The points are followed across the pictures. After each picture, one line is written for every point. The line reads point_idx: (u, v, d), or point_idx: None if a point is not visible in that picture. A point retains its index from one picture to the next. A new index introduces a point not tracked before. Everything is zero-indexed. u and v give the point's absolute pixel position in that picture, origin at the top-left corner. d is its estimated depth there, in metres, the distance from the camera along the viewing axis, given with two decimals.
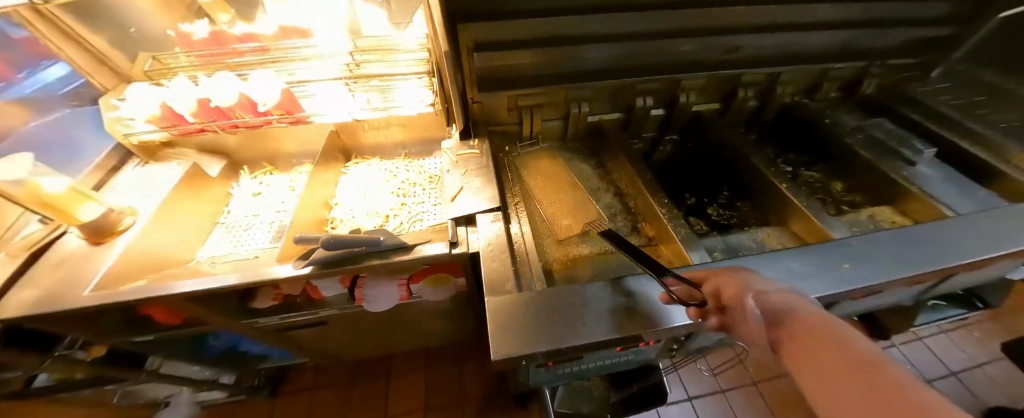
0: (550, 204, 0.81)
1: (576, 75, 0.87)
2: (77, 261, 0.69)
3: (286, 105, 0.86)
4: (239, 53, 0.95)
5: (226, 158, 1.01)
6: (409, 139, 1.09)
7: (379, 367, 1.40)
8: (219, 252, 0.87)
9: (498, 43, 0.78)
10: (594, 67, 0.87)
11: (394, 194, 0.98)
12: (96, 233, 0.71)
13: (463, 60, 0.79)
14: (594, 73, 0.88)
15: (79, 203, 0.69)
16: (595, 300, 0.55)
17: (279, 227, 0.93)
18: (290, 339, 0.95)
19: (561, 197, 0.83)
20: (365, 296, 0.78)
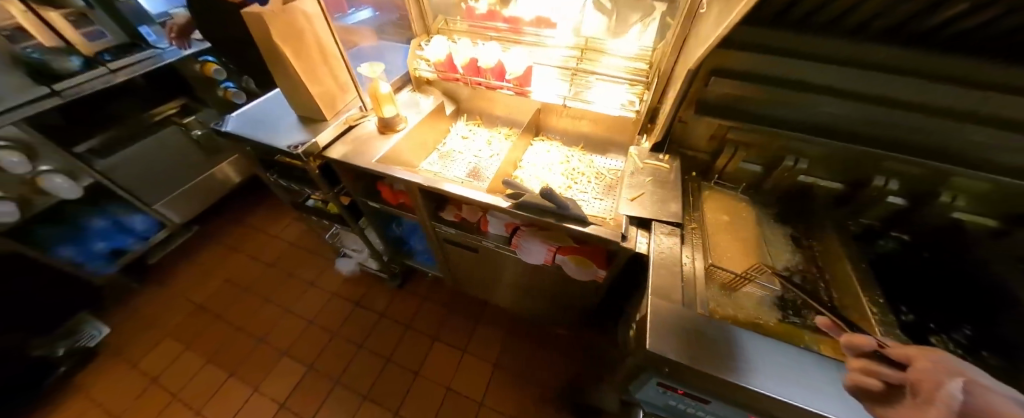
0: (724, 252, 0.77)
1: (807, 128, 0.79)
2: (367, 140, 1.00)
3: (523, 78, 1.04)
4: (498, 30, 1.21)
5: (456, 104, 1.29)
6: (593, 134, 1.16)
7: (474, 308, 1.60)
8: (433, 168, 1.16)
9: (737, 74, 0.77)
10: (838, 126, 0.77)
11: (563, 176, 1.07)
12: (386, 126, 1.01)
13: (694, 84, 0.81)
14: (834, 134, 0.78)
15: (389, 104, 0.98)
16: (771, 356, 0.52)
17: (473, 167, 1.17)
18: (442, 250, 1.20)
19: (740, 244, 0.79)
20: (520, 245, 0.92)
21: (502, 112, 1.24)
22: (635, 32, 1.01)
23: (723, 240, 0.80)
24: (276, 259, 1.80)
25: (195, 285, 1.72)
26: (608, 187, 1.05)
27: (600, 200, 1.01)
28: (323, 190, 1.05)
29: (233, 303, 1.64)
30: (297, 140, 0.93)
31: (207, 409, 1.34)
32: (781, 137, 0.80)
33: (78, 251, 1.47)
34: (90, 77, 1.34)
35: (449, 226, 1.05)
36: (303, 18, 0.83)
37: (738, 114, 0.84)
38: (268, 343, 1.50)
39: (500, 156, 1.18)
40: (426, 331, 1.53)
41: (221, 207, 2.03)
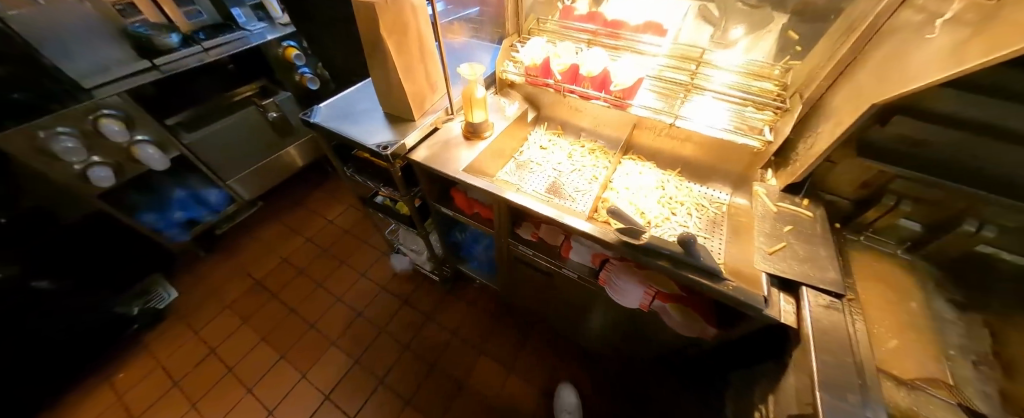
0: (887, 340, 0.65)
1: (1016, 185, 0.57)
2: (452, 146, 0.94)
3: (628, 91, 0.92)
4: (594, 33, 1.10)
5: (537, 110, 1.19)
6: (695, 159, 1.01)
7: (522, 325, 1.50)
8: (510, 179, 1.07)
9: (935, 113, 0.59)
10: None
11: (659, 205, 0.95)
12: (474, 132, 0.95)
13: (862, 122, 0.65)
14: None
15: (480, 109, 0.91)
16: None
17: (551, 182, 1.06)
18: (509, 267, 1.11)
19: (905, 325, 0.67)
20: (610, 282, 0.80)
21: (589, 123, 1.12)
22: (756, 45, 0.92)
23: (891, 334, 0.66)
24: (331, 245, 1.82)
25: (255, 261, 1.77)
26: (713, 222, 0.92)
27: (706, 237, 0.87)
28: (400, 192, 1.00)
29: (288, 284, 1.67)
30: (384, 139, 0.88)
31: (257, 388, 1.36)
32: (970, 195, 0.59)
33: (159, 218, 1.55)
34: (187, 54, 1.39)
35: (527, 247, 0.96)
36: (410, 11, 0.77)
37: (897, 158, 0.66)
38: (318, 330, 1.51)
39: (583, 172, 1.07)
40: (471, 342, 1.46)
41: (284, 187, 2.10)
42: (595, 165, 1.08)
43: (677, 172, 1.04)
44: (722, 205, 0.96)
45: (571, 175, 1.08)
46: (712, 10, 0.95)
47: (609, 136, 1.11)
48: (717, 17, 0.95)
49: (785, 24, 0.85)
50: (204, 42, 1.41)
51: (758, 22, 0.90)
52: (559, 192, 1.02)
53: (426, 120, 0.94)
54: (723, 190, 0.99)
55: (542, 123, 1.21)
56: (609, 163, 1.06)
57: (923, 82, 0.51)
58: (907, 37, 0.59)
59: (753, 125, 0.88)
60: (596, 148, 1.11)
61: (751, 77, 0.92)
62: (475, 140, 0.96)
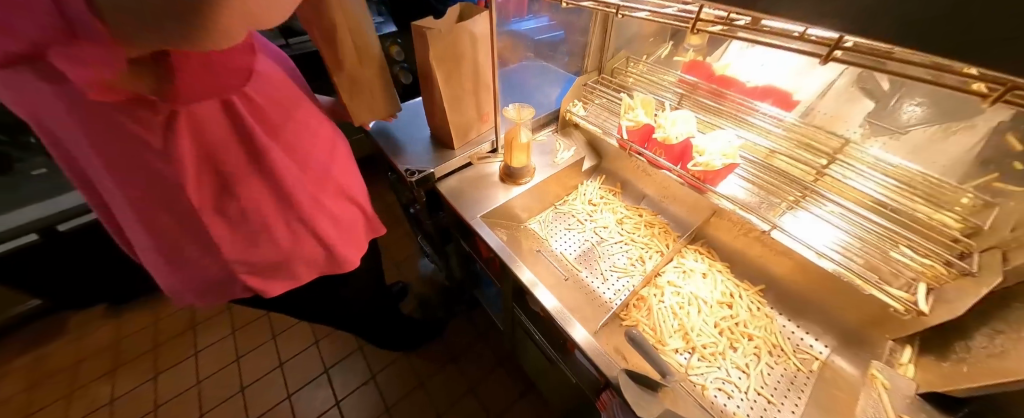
0: None
1: None
2: (485, 185, 0.87)
3: (713, 175, 0.69)
4: (692, 87, 0.90)
5: (598, 160, 1.03)
6: (790, 282, 0.74)
7: (522, 379, 1.35)
8: (544, 232, 0.93)
9: None
10: None
11: (715, 329, 0.72)
12: (511, 175, 0.86)
13: None
14: None
15: (522, 154, 0.81)
16: None
17: (587, 249, 0.89)
18: (514, 327, 0.99)
19: None
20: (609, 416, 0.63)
21: (657, 192, 0.93)
22: (945, 143, 0.63)
23: None
24: None
25: None
26: (792, 381, 0.67)
27: (771, 403, 0.64)
28: (425, 214, 0.95)
29: None
30: (418, 163, 0.85)
31: (279, 339, 1.51)
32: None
33: None
34: (312, 36, 1.62)
35: (533, 321, 0.83)
36: (468, 40, 0.70)
37: None
38: None
39: (630, 249, 0.88)
40: (466, 376, 1.38)
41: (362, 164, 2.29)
42: (646, 244, 0.87)
43: (758, 290, 0.78)
44: (812, 360, 0.69)
45: (615, 246, 0.89)
46: (877, 85, 0.69)
47: (678, 215, 0.90)
48: (884, 90, 0.68)
49: (997, 127, 0.56)
50: None
51: (947, 114, 0.62)
52: (591, 266, 0.85)
53: (465, 152, 0.88)
54: (818, 340, 0.71)
55: (601, 175, 1.03)
56: (664, 249, 0.85)
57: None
58: None
59: (896, 272, 0.59)
60: (655, 223, 0.91)
61: (916, 198, 0.64)
62: (510, 184, 0.86)
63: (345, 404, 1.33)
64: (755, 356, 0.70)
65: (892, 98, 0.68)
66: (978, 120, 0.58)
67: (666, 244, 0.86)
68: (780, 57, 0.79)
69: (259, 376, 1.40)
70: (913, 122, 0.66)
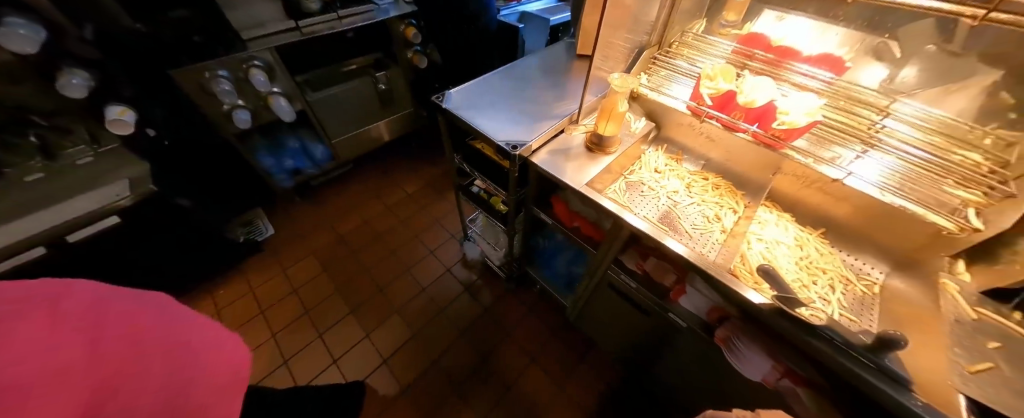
0: None
1: None
2: (576, 155, 0.92)
3: (794, 133, 0.78)
4: (750, 57, 0.99)
5: (659, 131, 1.11)
6: (846, 222, 0.87)
7: (580, 345, 1.44)
8: (622, 199, 1.00)
9: None
10: None
11: (796, 266, 0.84)
12: (600, 145, 0.91)
13: None
14: None
15: (615, 123, 0.87)
16: None
17: (666, 211, 0.98)
18: (596, 290, 1.06)
19: None
20: (731, 343, 0.72)
21: (718, 155, 1.02)
22: (950, 99, 0.79)
23: None
24: (404, 217, 1.89)
25: (338, 218, 1.90)
26: (865, 301, 0.80)
27: (852, 318, 0.76)
28: (509, 190, 0.98)
29: (366, 244, 1.77)
30: (510, 139, 0.88)
31: (326, 337, 1.45)
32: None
33: (275, 163, 1.73)
34: (323, 20, 1.53)
35: (631, 277, 0.90)
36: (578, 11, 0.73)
37: None
38: (385, 295, 1.58)
39: (704, 209, 0.97)
40: (525, 347, 1.44)
41: (372, 156, 2.21)
42: (717, 202, 0.97)
43: (820, 233, 0.91)
44: (873, 284, 0.83)
45: (690, 206, 0.98)
46: (889, 52, 0.84)
47: (740, 175, 1.00)
48: (894, 57, 0.84)
49: (996, 82, 0.71)
50: (340, 11, 1.56)
51: (949, 75, 0.77)
52: (674, 226, 0.94)
53: (552, 125, 0.93)
54: (875, 268, 0.85)
55: (661, 144, 1.11)
56: (737, 205, 0.95)
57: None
58: None
59: (944, 201, 0.73)
60: (721, 184, 1.01)
61: (953, 144, 0.77)
62: (598, 153, 0.92)
63: (410, 391, 1.33)
64: (831, 285, 0.82)
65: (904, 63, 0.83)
66: (976, 81, 0.74)
67: (736, 201, 0.97)
68: (811, 24, 0.93)
69: (314, 376, 1.34)
70: (915, 85, 0.83)
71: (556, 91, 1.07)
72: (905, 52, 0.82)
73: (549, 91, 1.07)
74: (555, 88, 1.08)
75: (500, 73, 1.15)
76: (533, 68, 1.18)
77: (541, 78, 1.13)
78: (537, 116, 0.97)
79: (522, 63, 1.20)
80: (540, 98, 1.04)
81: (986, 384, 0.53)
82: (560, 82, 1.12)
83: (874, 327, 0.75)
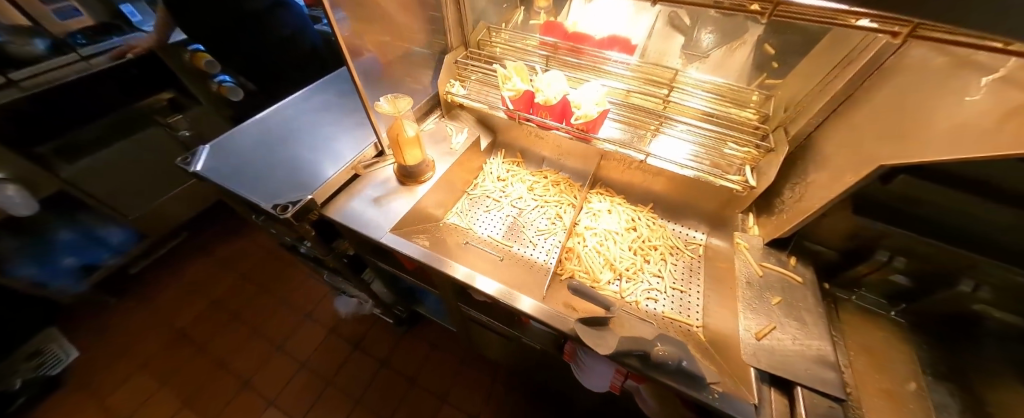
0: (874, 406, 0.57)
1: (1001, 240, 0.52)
2: (385, 192, 0.78)
3: (592, 124, 0.76)
4: (552, 46, 0.95)
5: (493, 136, 1.03)
6: (667, 195, 0.90)
7: (488, 365, 1.34)
8: (463, 222, 0.91)
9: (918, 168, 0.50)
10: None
11: (631, 252, 0.83)
12: (409, 175, 0.79)
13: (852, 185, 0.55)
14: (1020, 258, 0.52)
15: (415, 149, 0.74)
16: None
17: (511, 224, 0.91)
18: (466, 323, 0.96)
19: (909, 398, 0.58)
20: (576, 358, 0.68)
21: (551, 152, 0.99)
22: (733, 64, 0.82)
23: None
24: (267, 282, 1.57)
25: (176, 308, 1.50)
26: (692, 267, 0.83)
27: (682, 291, 0.78)
28: (320, 249, 0.81)
29: (218, 332, 1.43)
30: (288, 196, 0.71)
31: None
32: (965, 257, 0.56)
33: (42, 269, 1.25)
34: (65, 67, 1.14)
35: (479, 310, 0.81)
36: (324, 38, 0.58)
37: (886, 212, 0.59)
38: (253, 388, 1.29)
39: (546, 211, 0.93)
40: (432, 389, 1.30)
41: (213, 215, 1.78)
42: (558, 201, 0.94)
43: (650, 208, 0.93)
44: (697, 246, 0.87)
45: (533, 211, 0.93)
46: (683, 21, 0.83)
47: (576, 169, 0.98)
48: (686, 24, 0.84)
49: (759, 38, 0.74)
50: (82, 50, 1.16)
51: (730, 35, 0.79)
52: (519, 237, 0.88)
53: (343, 164, 0.76)
54: (696, 230, 0.90)
55: (500, 150, 1.04)
56: (574, 200, 0.92)
57: (1005, 146, 0.36)
58: (927, 80, 0.47)
59: (729, 162, 0.77)
60: (560, 181, 0.98)
61: (728, 104, 0.83)
62: (412, 184, 0.79)
63: None
64: (663, 261, 0.83)
65: (693, 31, 0.84)
66: (749, 37, 0.76)
67: (573, 195, 0.94)
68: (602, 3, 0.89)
69: None
70: (709, 48, 0.84)
71: (358, 116, 0.90)
72: (692, 19, 0.82)
73: (349, 118, 0.90)
74: (355, 113, 0.91)
75: (286, 107, 0.93)
76: (330, 91, 0.98)
77: (339, 103, 0.95)
78: (325, 156, 0.79)
79: (318, 87, 0.99)
80: (333, 131, 0.86)
81: (771, 346, 0.55)
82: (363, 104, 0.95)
83: (701, 293, 0.78)
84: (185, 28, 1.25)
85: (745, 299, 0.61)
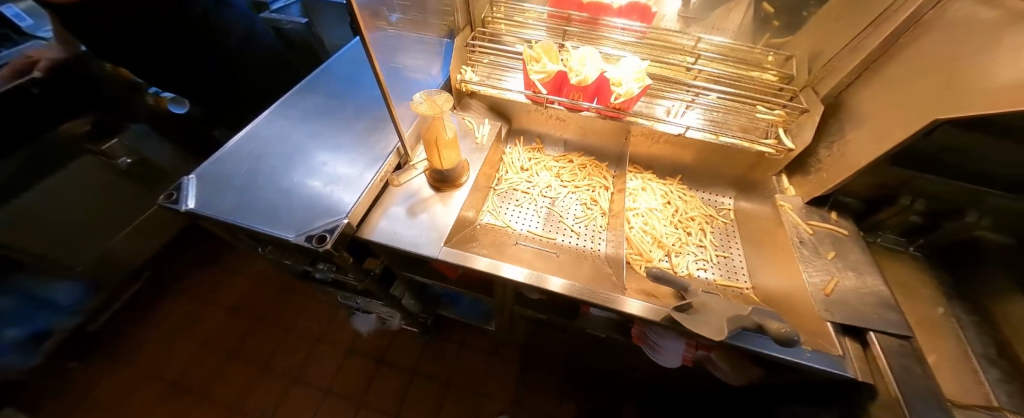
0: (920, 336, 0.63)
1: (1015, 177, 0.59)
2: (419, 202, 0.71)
3: (629, 102, 0.73)
4: (569, 20, 0.89)
5: (508, 124, 0.96)
6: (695, 165, 0.91)
7: (521, 355, 1.34)
8: (498, 220, 0.85)
9: None
10: None
11: (672, 226, 0.85)
12: (444, 180, 0.72)
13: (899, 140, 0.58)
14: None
15: (452, 151, 0.68)
16: None
17: (549, 215, 0.87)
18: (511, 322, 0.93)
19: (941, 323, 0.66)
20: (648, 340, 0.69)
21: (574, 134, 0.95)
22: (744, 26, 0.85)
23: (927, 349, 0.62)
24: (263, 312, 1.43)
25: (158, 358, 1.32)
26: (728, 232, 0.87)
27: (727, 257, 0.81)
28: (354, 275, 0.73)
29: (219, 375, 1.29)
30: (316, 224, 0.60)
31: None
32: (975, 192, 0.62)
33: None
34: None
35: (535, 309, 0.79)
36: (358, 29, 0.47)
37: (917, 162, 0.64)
38: None
39: (580, 197, 0.91)
40: (469, 389, 1.28)
41: (177, 248, 1.55)
42: (589, 185, 0.92)
43: (678, 180, 0.94)
44: (728, 211, 0.91)
45: (567, 199, 0.91)
46: None
47: (603, 149, 0.96)
48: None
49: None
50: None
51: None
52: (560, 228, 0.86)
53: (374, 176, 0.68)
54: (724, 196, 0.93)
55: (517, 138, 0.99)
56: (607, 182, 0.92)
57: None
58: (977, 34, 0.49)
59: (758, 126, 0.78)
60: (586, 164, 0.96)
61: (748, 68, 0.84)
62: (448, 189, 0.73)
63: None
64: (702, 231, 0.85)
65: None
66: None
67: (603, 177, 0.94)
68: None
69: None
70: (705, 10, 0.86)
71: (365, 121, 0.80)
72: None
73: (355, 124, 0.80)
74: (361, 118, 0.81)
75: (275, 118, 0.80)
76: (322, 95, 0.86)
77: (338, 107, 0.83)
78: (344, 171, 0.69)
79: (307, 92, 0.87)
80: (343, 140, 0.76)
81: (840, 299, 0.58)
82: (366, 107, 0.85)
83: (742, 256, 0.82)
84: (86, 39, 0.97)
85: (802, 258, 0.65)
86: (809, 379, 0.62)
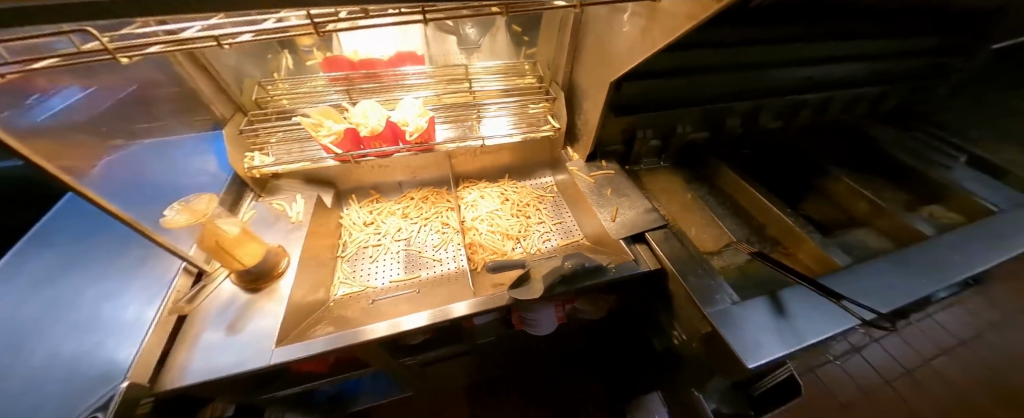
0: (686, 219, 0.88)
1: (675, 100, 0.89)
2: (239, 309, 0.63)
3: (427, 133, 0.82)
4: (350, 79, 0.94)
5: (334, 188, 0.94)
6: (512, 161, 1.06)
7: None
8: (354, 285, 0.81)
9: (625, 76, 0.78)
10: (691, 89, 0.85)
11: (514, 216, 0.97)
12: (256, 277, 0.65)
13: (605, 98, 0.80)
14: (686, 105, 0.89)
15: (250, 244, 0.62)
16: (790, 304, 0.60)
17: (407, 256, 0.88)
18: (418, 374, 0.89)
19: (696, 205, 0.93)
20: (526, 321, 0.77)
21: (404, 175, 0.99)
22: (505, 48, 1.00)
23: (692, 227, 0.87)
24: None
25: None
26: (558, 203, 1.04)
27: (562, 222, 0.97)
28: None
29: None
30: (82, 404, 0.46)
31: None
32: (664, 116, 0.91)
33: None
34: None
35: (424, 349, 0.78)
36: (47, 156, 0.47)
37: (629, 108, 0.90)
38: None
39: (430, 226, 0.95)
40: None
41: None
42: (436, 213, 0.97)
43: (508, 178, 1.09)
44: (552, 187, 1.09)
45: (419, 233, 0.94)
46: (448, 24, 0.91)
47: (435, 177, 1.02)
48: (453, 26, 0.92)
49: (508, 23, 0.92)
50: None
51: (490, 26, 0.93)
52: (420, 262, 0.87)
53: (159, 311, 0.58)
54: (546, 176, 1.11)
55: (350, 197, 0.97)
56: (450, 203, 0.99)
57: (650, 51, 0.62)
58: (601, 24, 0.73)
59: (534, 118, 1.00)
60: (427, 195, 1.01)
61: (516, 78, 1.04)
62: (269, 283, 0.66)
63: None
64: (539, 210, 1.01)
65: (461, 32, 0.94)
66: (501, 24, 0.93)
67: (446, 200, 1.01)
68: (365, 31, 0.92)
69: None
70: (479, 39, 0.97)
71: (136, 253, 0.68)
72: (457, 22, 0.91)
73: (122, 261, 0.66)
74: (130, 251, 0.68)
75: None
76: (59, 244, 0.68)
77: (88, 251, 0.67)
78: (116, 322, 0.57)
79: (30, 248, 0.67)
80: (105, 286, 0.62)
81: (624, 220, 0.77)
82: (134, 238, 0.71)
83: (572, 216, 1.00)
84: None
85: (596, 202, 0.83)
86: (640, 286, 0.79)
